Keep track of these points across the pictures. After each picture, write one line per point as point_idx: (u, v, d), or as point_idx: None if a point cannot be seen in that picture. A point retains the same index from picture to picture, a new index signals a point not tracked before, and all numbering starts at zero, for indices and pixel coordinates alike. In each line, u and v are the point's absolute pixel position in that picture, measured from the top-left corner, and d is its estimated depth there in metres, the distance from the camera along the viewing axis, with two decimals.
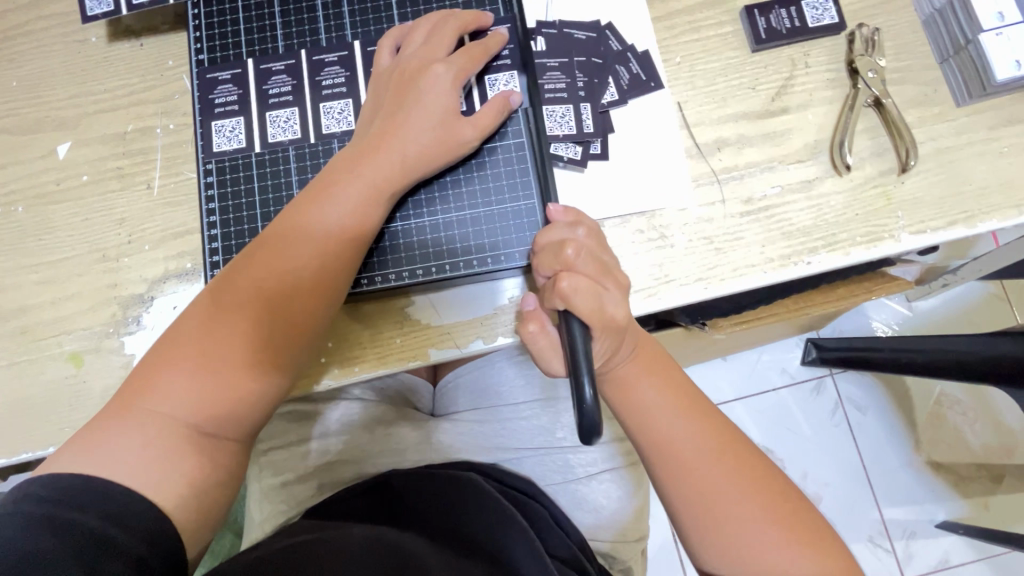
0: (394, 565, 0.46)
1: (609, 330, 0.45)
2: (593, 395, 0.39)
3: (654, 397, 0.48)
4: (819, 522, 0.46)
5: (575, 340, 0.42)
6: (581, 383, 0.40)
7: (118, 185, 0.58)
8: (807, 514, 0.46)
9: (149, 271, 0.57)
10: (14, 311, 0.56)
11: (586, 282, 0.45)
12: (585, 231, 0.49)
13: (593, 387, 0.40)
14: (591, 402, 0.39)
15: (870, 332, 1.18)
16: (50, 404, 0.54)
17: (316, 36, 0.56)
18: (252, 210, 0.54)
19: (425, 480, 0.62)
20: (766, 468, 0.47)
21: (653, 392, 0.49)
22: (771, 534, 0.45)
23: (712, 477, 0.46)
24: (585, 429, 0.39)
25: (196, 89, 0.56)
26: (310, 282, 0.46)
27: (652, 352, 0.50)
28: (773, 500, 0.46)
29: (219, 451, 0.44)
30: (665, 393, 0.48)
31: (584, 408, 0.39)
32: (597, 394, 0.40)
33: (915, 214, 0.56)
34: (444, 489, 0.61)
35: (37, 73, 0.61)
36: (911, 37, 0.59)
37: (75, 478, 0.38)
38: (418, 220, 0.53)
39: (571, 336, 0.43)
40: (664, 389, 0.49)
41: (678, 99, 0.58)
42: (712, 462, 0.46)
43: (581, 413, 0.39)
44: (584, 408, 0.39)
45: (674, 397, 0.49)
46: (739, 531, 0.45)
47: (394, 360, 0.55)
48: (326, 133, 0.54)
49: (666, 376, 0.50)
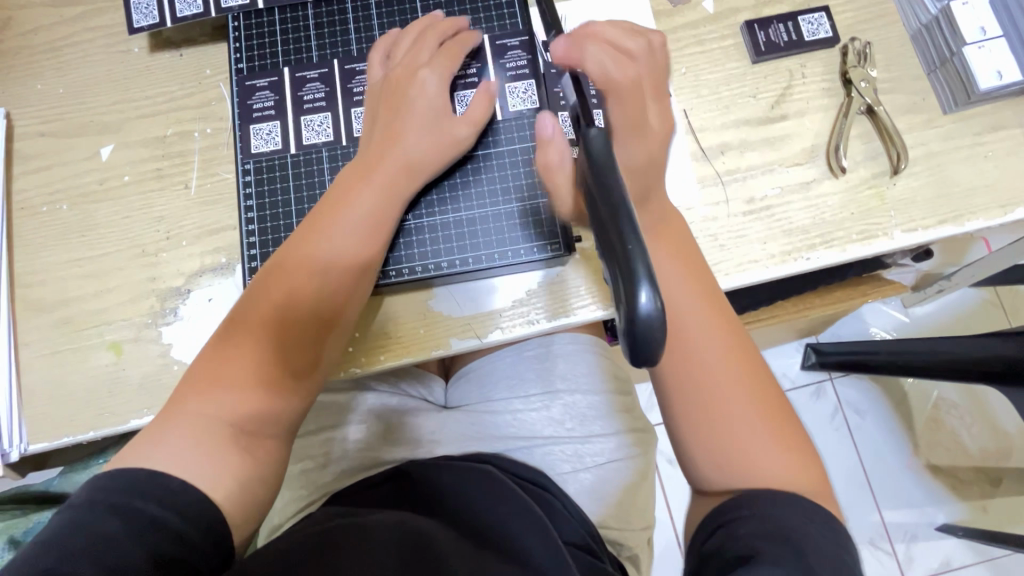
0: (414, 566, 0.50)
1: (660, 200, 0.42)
2: (654, 304, 0.27)
3: (680, 291, 0.48)
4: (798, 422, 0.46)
5: (630, 247, 0.29)
6: (636, 288, 0.27)
7: (158, 185, 0.62)
8: (789, 412, 0.47)
9: (186, 266, 0.60)
10: (58, 303, 0.60)
11: (632, 85, 0.49)
12: (635, 50, 0.51)
13: (655, 294, 0.28)
14: (652, 306, 0.27)
15: (867, 335, 1.21)
16: (92, 391, 0.57)
17: (347, 46, 0.61)
18: (287, 207, 0.57)
19: (434, 475, 0.64)
20: (754, 355, 0.48)
21: (680, 284, 0.48)
22: (753, 419, 0.45)
23: (704, 355, 0.47)
24: (641, 348, 0.28)
25: (236, 96, 0.60)
26: (329, 285, 0.50)
27: (685, 253, 0.51)
28: (773, 409, 0.46)
29: (260, 445, 0.48)
30: (692, 289, 0.49)
31: (640, 321, 0.27)
32: (659, 302, 0.28)
33: (907, 213, 0.59)
34: (453, 486, 0.63)
35: (82, 80, 0.64)
36: (901, 50, 0.63)
37: (138, 471, 0.43)
38: (443, 216, 0.57)
39: (621, 230, 0.29)
40: (690, 283, 0.49)
41: (684, 106, 0.62)
42: (707, 344, 0.47)
43: (632, 330, 0.28)
44: (640, 322, 0.28)
45: (683, 270, 0.49)
46: (739, 432, 0.45)
47: (416, 348, 0.58)
48: (357, 137, 0.58)
49: (695, 273, 0.50)
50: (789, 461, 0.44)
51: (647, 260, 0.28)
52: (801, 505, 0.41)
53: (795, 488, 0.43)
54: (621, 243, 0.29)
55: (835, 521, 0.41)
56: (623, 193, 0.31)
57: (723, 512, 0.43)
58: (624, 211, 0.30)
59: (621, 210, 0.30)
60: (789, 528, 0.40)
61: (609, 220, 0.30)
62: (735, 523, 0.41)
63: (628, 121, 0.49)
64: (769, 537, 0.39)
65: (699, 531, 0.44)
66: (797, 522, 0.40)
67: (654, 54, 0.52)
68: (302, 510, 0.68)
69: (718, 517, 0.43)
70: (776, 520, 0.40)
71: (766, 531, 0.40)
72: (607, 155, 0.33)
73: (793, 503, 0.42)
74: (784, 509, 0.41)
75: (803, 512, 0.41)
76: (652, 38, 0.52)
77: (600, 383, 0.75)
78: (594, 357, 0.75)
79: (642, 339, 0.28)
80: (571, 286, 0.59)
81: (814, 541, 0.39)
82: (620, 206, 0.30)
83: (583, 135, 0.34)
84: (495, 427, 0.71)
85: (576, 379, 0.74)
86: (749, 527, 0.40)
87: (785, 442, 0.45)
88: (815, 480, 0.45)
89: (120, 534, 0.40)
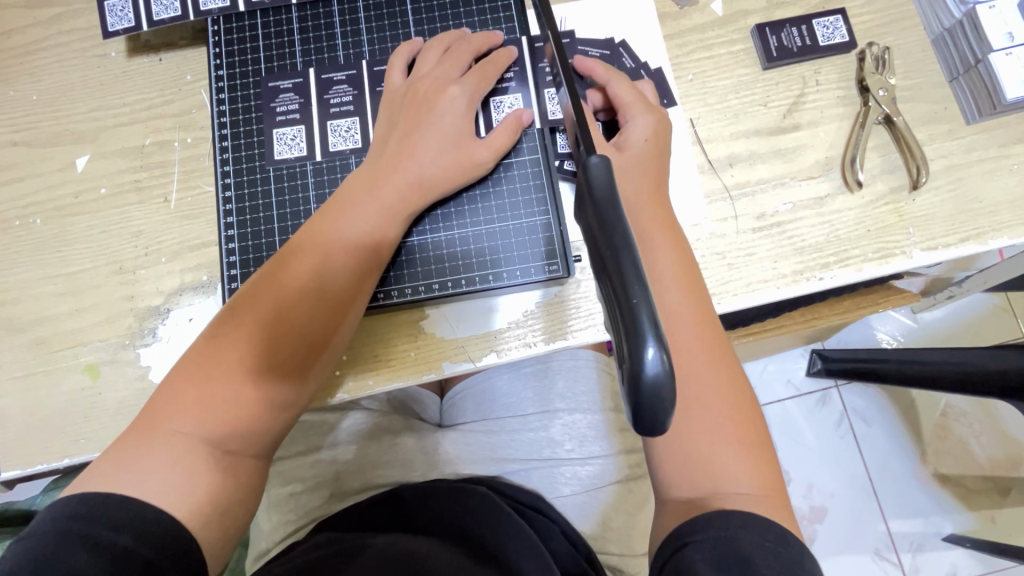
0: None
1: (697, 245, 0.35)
2: (661, 363, 0.26)
3: (676, 299, 0.46)
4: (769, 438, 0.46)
5: (637, 300, 0.27)
6: (642, 345, 0.26)
7: (136, 197, 0.59)
8: (764, 430, 0.46)
9: (166, 284, 0.57)
10: (31, 323, 0.57)
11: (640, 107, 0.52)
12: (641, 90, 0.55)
13: (662, 351, 0.26)
14: (656, 365, 0.26)
15: (875, 344, 1.18)
16: (66, 415, 0.55)
17: (333, 53, 0.57)
18: (269, 224, 0.54)
19: (413, 490, 0.62)
20: (735, 364, 0.47)
21: (676, 290, 0.47)
22: (726, 433, 0.44)
23: (693, 364, 0.45)
24: (647, 410, 0.27)
25: (260, 97, 0.57)
26: (329, 302, 0.46)
27: (687, 266, 0.48)
28: (747, 428, 0.44)
29: (241, 470, 0.44)
30: (689, 300, 0.47)
31: (646, 381, 0.26)
32: (666, 359, 0.26)
33: (926, 230, 0.56)
34: (435, 498, 0.61)
35: (57, 86, 0.61)
36: (921, 56, 0.60)
37: (110, 497, 0.39)
38: (435, 235, 0.54)
39: (626, 278, 0.27)
40: (686, 290, 0.47)
41: (691, 116, 0.59)
42: (696, 353, 0.45)
43: (639, 390, 0.26)
44: (647, 382, 0.26)
45: (683, 275, 0.47)
46: (707, 444, 0.44)
47: (407, 372, 0.55)
48: (333, 151, 0.55)
49: (692, 282, 0.47)
50: (757, 477, 0.43)
51: (652, 310, 0.26)
52: (759, 523, 0.39)
53: (756, 506, 0.42)
54: (626, 294, 0.27)
55: (794, 541, 0.39)
56: (628, 233, 0.29)
57: (682, 531, 0.40)
58: (629, 257, 0.28)
59: (624, 254, 0.28)
60: (744, 550, 0.38)
61: (610, 264, 0.28)
62: (693, 544, 0.39)
63: (650, 153, 0.51)
64: (725, 561, 0.37)
65: (660, 552, 0.41)
66: (751, 539, 0.38)
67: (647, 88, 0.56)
68: (290, 535, 0.66)
69: (679, 535, 0.40)
70: (734, 542, 0.38)
71: (722, 554, 0.38)
72: (609, 187, 0.30)
73: (752, 521, 0.39)
74: (743, 528, 0.39)
75: (762, 530, 0.39)
76: (649, 90, 0.56)
77: (602, 401, 0.71)
78: (595, 374, 0.72)
79: (646, 401, 0.27)
80: (570, 307, 0.56)
81: (770, 566, 0.37)
82: (623, 247, 0.28)
83: (582, 160, 0.31)
84: (489, 448, 0.68)
85: (576, 397, 0.70)
86: (704, 548, 0.38)
87: (752, 459, 0.44)
88: (779, 500, 0.43)
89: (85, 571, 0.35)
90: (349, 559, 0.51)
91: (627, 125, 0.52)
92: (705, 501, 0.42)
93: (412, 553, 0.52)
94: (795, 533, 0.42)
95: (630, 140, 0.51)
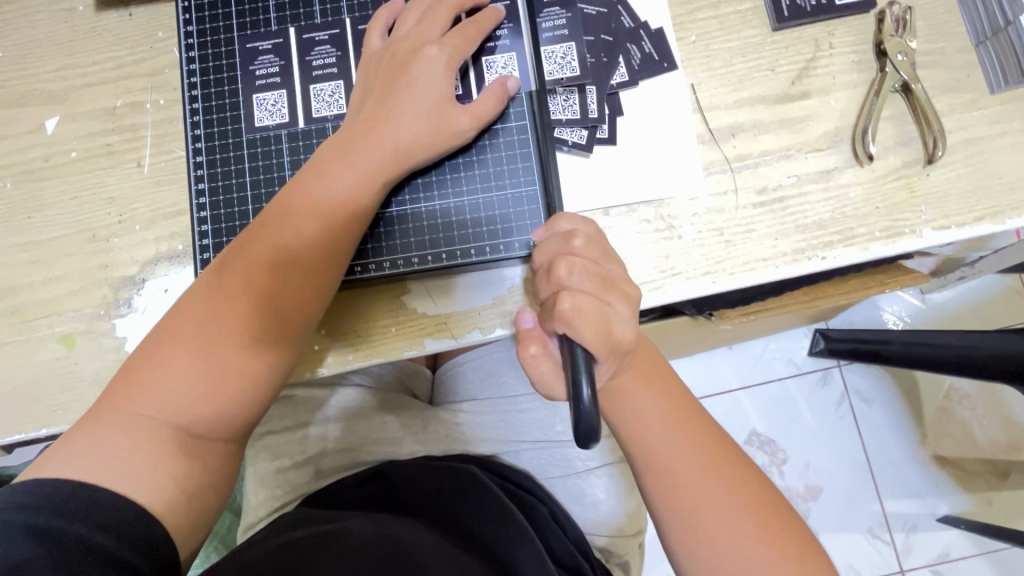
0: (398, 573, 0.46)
1: (615, 353, 0.42)
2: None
3: (647, 403, 0.46)
4: (783, 509, 0.45)
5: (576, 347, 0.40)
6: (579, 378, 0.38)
7: (108, 162, 0.56)
8: (776, 503, 0.45)
9: (141, 253, 0.55)
10: (5, 291, 0.55)
11: (589, 303, 0.41)
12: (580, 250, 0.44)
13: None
14: (589, 402, 0.36)
15: (880, 324, 1.15)
16: (41, 385, 0.54)
17: (309, 9, 0.53)
18: (243, 192, 0.52)
19: (428, 476, 0.61)
20: (727, 447, 0.46)
21: (646, 398, 0.46)
22: (742, 524, 0.43)
23: (681, 472, 0.44)
24: (585, 431, 0.36)
25: (236, 59, 0.53)
26: (297, 277, 0.44)
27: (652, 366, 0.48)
28: (762, 509, 0.44)
29: (209, 453, 0.42)
30: (660, 398, 0.46)
31: (582, 406, 0.36)
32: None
33: (939, 207, 0.53)
34: (446, 487, 0.60)
35: (23, 43, 0.58)
36: (945, 17, 0.55)
37: (64, 484, 0.38)
38: (415, 205, 0.51)
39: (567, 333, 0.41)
40: (658, 395, 0.47)
41: (692, 81, 0.55)
42: (681, 459, 0.45)
43: (578, 414, 0.36)
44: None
45: (651, 382, 0.47)
46: (724, 541, 0.43)
47: (388, 349, 0.54)
48: (317, 117, 0.52)
49: (661, 381, 0.47)
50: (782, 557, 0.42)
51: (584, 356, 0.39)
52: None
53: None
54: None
55: None
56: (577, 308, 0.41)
57: None
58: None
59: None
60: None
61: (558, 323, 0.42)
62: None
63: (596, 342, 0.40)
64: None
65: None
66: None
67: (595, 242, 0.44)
68: (276, 511, 0.66)
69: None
70: None
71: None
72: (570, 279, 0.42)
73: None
74: None
75: None
76: (597, 256, 0.43)
77: None
78: None
79: (585, 422, 0.36)
80: None
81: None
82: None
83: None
84: (479, 428, 0.67)
85: None
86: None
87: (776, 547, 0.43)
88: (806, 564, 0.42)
89: (33, 563, 0.35)
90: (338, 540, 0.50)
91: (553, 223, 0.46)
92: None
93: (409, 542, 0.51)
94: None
95: (564, 228, 0.45)
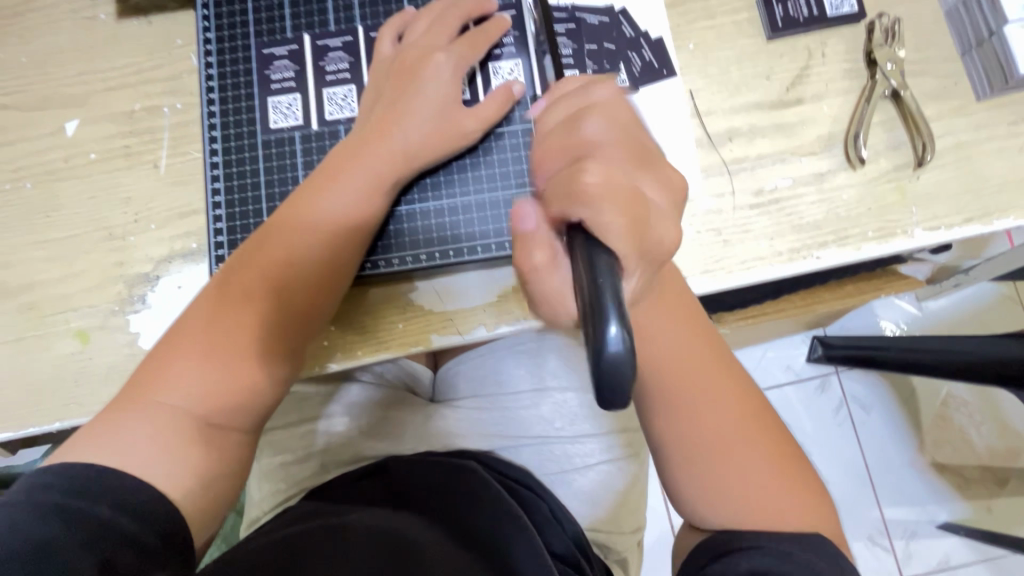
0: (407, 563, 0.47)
1: (648, 263, 0.33)
2: (622, 343, 0.24)
3: (669, 330, 0.44)
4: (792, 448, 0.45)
5: (600, 280, 0.26)
6: (605, 321, 0.24)
7: (125, 163, 0.58)
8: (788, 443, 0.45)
9: (155, 251, 0.57)
10: (23, 287, 0.57)
11: (610, 174, 0.34)
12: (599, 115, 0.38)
13: (625, 330, 0.25)
14: (616, 343, 0.24)
15: (876, 330, 1.17)
16: (55, 380, 0.55)
17: (323, 17, 0.56)
18: (258, 191, 0.53)
19: (428, 471, 0.61)
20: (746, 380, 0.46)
21: (668, 323, 0.44)
22: (755, 455, 0.44)
23: (700, 400, 0.44)
24: (607, 385, 0.25)
25: (253, 64, 0.55)
26: (311, 276, 0.46)
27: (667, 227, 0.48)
28: (777, 446, 0.45)
29: (226, 441, 0.44)
30: (683, 326, 0.44)
31: (605, 357, 0.24)
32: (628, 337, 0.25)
33: (930, 209, 0.54)
34: (445, 481, 0.60)
35: (45, 49, 0.60)
36: (932, 28, 0.57)
37: (87, 468, 0.39)
38: (423, 204, 0.53)
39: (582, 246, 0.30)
40: (681, 324, 0.44)
41: (690, 87, 0.57)
42: (703, 387, 0.44)
43: (600, 364, 0.25)
44: (607, 363, 0.24)
45: (674, 311, 0.44)
46: (739, 473, 0.43)
47: (395, 344, 0.55)
48: (330, 120, 0.54)
49: (685, 310, 0.45)
50: (791, 491, 0.43)
51: (616, 288, 0.25)
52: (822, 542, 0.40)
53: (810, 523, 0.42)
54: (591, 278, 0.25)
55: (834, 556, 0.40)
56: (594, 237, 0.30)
57: (729, 537, 0.42)
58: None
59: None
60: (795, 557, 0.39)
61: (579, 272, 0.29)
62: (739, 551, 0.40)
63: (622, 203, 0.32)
64: (772, 568, 0.38)
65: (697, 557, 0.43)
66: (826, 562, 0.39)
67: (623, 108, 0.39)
68: (281, 504, 0.66)
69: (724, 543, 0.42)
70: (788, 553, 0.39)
71: (772, 562, 0.39)
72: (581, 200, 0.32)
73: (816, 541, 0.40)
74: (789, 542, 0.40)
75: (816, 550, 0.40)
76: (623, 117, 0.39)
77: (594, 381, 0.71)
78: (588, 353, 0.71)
79: (606, 379, 0.25)
80: None
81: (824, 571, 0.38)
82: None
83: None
84: (480, 424, 0.69)
85: (568, 375, 0.70)
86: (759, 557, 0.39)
87: (789, 483, 0.44)
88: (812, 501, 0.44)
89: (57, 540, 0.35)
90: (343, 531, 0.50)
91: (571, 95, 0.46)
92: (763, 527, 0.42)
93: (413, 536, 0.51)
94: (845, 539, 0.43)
95: (598, 95, 0.40)
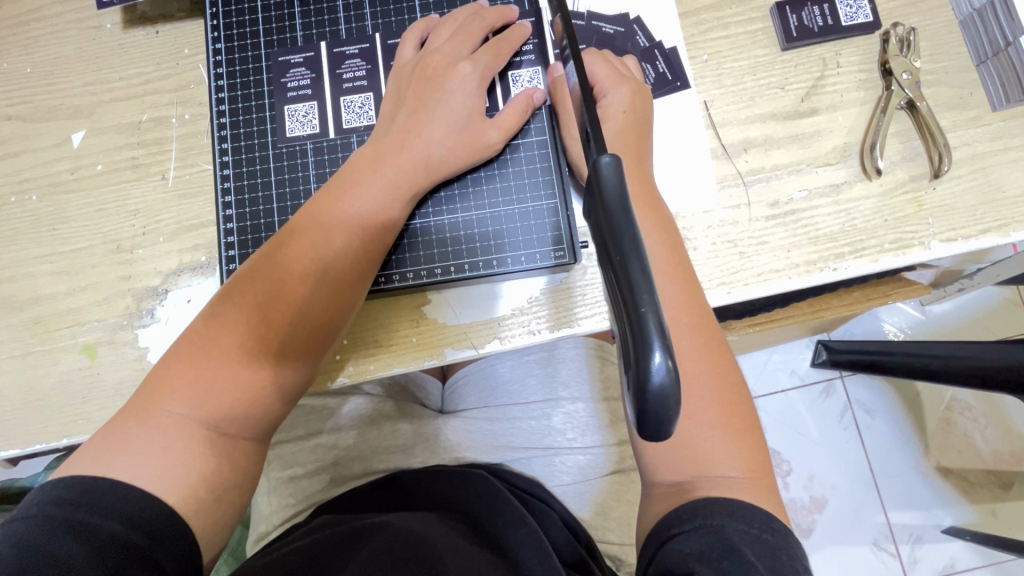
0: (402, 552, 0.47)
1: None
2: (667, 372, 0.24)
3: (657, 261, 0.46)
4: (754, 422, 0.45)
5: (645, 308, 0.24)
6: (648, 350, 0.24)
7: (133, 175, 0.58)
8: (750, 413, 0.45)
9: (164, 264, 0.56)
10: (28, 301, 0.56)
11: (625, 96, 0.51)
12: (618, 75, 0.52)
13: (669, 358, 0.24)
14: (661, 374, 0.24)
15: (881, 336, 1.16)
16: (63, 396, 0.54)
17: (336, 26, 0.55)
18: (269, 204, 0.53)
19: (430, 477, 0.61)
20: (724, 345, 0.46)
21: (657, 254, 0.46)
22: (711, 410, 0.43)
23: (680, 337, 0.44)
24: (652, 418, 0.25)
25: (266, 72, 0.55)
26: (329, 287, 0.45)
27: (650, 195, 0.48)
28: (734, 413, 0.44)
29: (238, 454, 0.43)
30: (671, 265, 0.46)
31: (650, 390, 0.24)
32: (672, 365, 0.24)
33: (946, 220, 0.54)
34: (446, 486, 0.60)
35: (51, 59, 0.60)
36: (947, 38, 0.57)
37: (99, 481, 0.38)
38: (437, 218, 0.52)
39: (619, 232, 0.26)
40: (670, 264, 0.46)
41: (705, 98, 0.57)
42: (683, 327, 0.44)
43: (643, 396, 0.24)
44: (652, 392, 0.24)
45: (664, 248, 0.47)
46: (689, 420, 0.43)
47: (409, 358, 0.54)
48: (346, 128, 0.53)
49: (676, 252, 0.47)
50: (736, 454, 0.43)
51: (661, 318, 0.24)
52: (744, 510, 0.39)
53: (740, 490, 0.41)
54: (634, 303, 0.25)
55: (779, 527, 0.39)
56: (638, 239, 0.26)
57: (668, 523, 0.40)
58: (637, 259, 0.25)
59: (631, 259, 0.25)
60: (730, 539, 0.38)
61: (617, 270, 0.26)
62: (677, 536, 0.39)
63: (628, 124, 0.50)
64: (709, 549, 0.37)
65: (645, 549, 0.41)
66: (741, 534, 0.38)
67: (638, 117, 0.51)
68: (289, 519, 0.65)
69: (665, 528, 0.40)
70: (720, 531, 0.38)
71: (710, 542, 0.38)
72: (620, 191, 0.27)
73: (737, 508, 0.39)
74: (728, 516, 0.39)
75: (748, 518, 0.39)
76: (629, 123, 0.50)
77: (605, 391, 0.70)
78: (599, 362, 0.70)
79: (649, 409, 0.24)
80: (576, 294, 0.55)
81: (755, 555, 0.37)
82: (634, 254, 0.25)
83: (592, 160, 0.28)
84: (490, 436, 0.67)
85: (579, 385, 0.69)
86: (693, 539, 0.38)
87: (737, 442, 0.43)
88: (763, 475, 0.43)
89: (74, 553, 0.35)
90: (345, 541, 0.50)
91: (604, 99, 0.51)
92: (691, 486, 0.42)
93: (416, 529, 0.51)
94: (781, 518, 0.41)
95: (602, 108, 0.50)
